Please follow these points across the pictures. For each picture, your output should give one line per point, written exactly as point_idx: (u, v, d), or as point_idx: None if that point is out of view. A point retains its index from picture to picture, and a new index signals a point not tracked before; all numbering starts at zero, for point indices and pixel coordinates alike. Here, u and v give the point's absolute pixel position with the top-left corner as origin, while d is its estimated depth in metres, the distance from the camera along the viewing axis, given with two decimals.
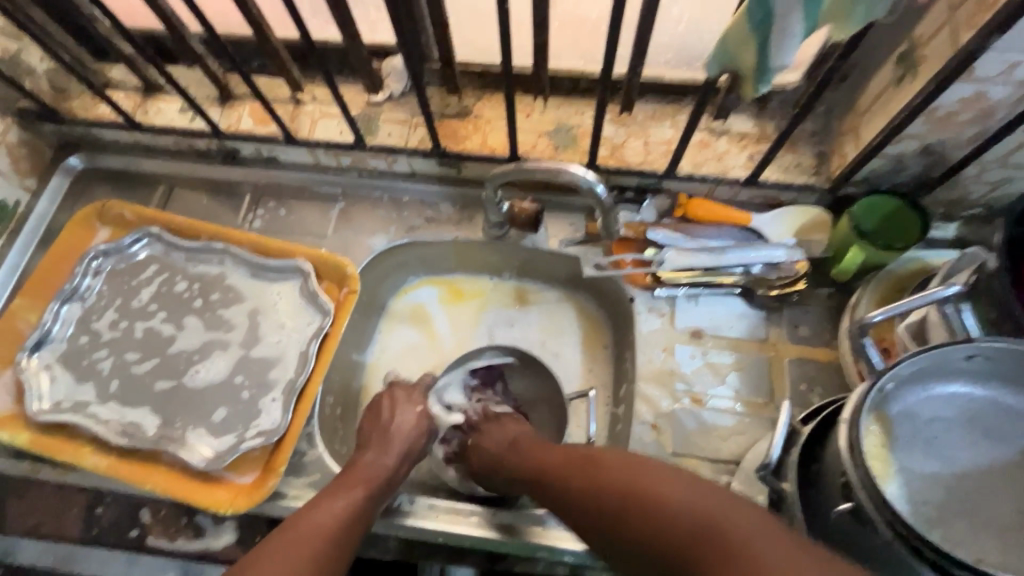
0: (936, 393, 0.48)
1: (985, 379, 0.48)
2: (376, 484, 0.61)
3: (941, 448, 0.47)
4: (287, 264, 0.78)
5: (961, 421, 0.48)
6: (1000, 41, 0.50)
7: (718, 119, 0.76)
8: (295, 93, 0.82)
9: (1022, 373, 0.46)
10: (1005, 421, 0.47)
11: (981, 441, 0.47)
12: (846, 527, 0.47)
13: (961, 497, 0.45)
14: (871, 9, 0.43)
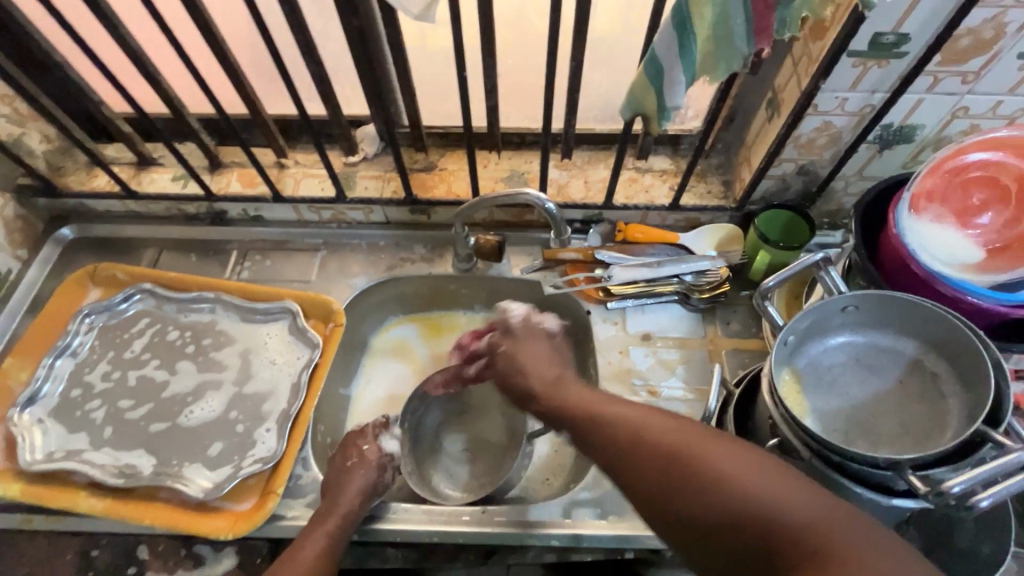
0: (829, 344, 0.60)
1: (867, 327, 0.59)
2: (343, 525, 0.66)
3: (837, 387, 0.58)
4: (275, 305, 0.85)
5: (853, 361, 0.59)
6: (829, 84, 0.68)
7: (641, 159, 0.93)
8: (279, 159, 0.93)
9: (889, 317, 0.58)
10: (887, 358, 0.58)
11: (870, 376, 0.58)
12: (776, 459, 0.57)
13: (861, 422, 0.56)
14: (730, 65, 0.58)
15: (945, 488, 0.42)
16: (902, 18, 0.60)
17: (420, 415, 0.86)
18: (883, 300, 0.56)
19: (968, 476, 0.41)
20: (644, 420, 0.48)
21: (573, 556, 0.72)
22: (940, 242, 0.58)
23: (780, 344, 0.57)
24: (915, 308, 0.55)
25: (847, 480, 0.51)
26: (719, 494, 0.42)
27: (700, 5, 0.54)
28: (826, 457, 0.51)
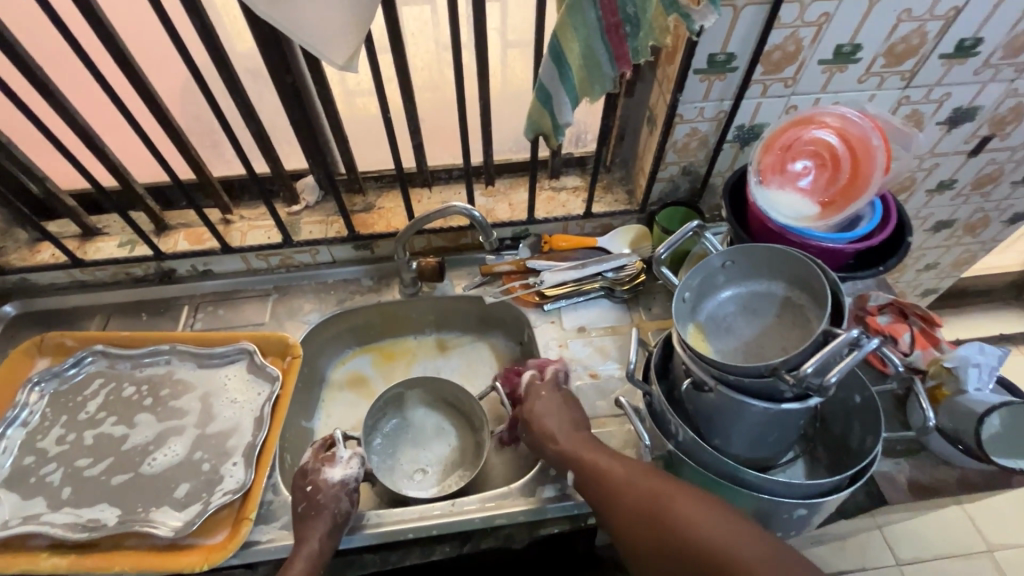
0: (719, 298, 0.72)
1: (746, 278, 0.72)
2: (308, 561, 0.67)
3: (731, 330, 0.70)
4: (232, 347, 0.89)
5: (741, 310, 0.71)
6: (686, 97, 0.84)
7: (555, 179, 1.07)
8: (225, 215, 1.00)
9: (758, 267, 0.71)
10: (767, 299, 0.71)
11: (754, 317, 0.70)
12: (694, 396, 0.68)
13: (754, 355, 0.68)
14: (602, 87, 0.73)
15: (802, 372, 0.55)
16: (726, 41, 0.78)
17: (370, 438, 0.92)
18: (750, 253, 0.69)
19: (815, 359, 0.54)
20: (635, 477, 0.64)
21: (542, 529, 0.78)
22: (781, 201, 0.73)
23: (678, 304, 0.69)
24: (775, 254, 0.68)
25: (752, 397, 0.62)
26: (693, 553, 0.56)
27: (570, 40, 0.69)
28: (731, 385, 0.62)
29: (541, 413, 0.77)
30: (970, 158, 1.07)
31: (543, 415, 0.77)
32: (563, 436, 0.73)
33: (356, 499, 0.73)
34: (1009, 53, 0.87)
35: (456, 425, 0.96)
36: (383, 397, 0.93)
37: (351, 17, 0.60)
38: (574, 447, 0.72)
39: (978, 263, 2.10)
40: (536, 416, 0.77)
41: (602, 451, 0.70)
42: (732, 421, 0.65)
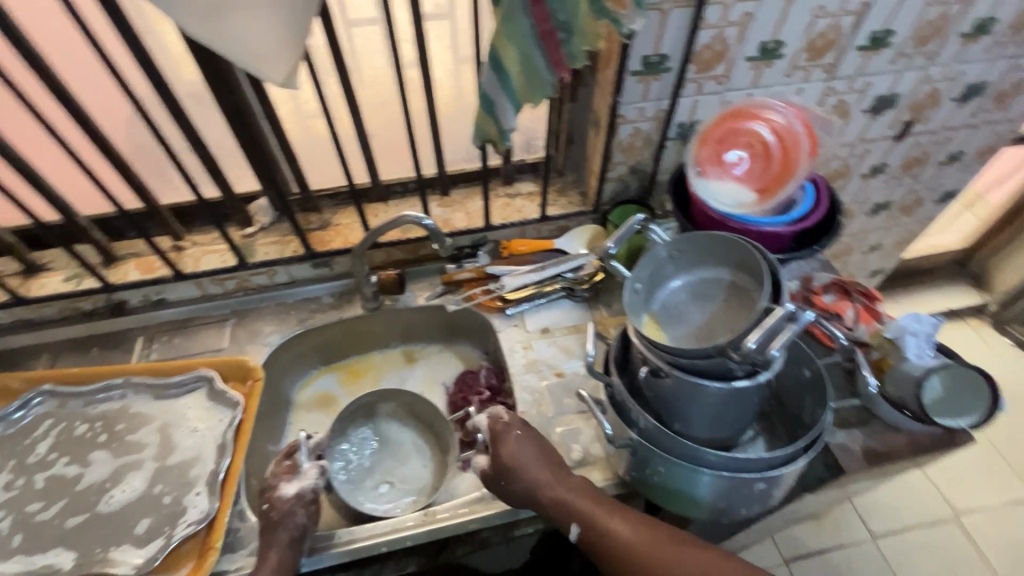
0: (670, 287, 0.75)
1: (693, 266, 0.75)
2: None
3: (684, 316, 0.73)
4: (190, 375, 0.87)
5: (692, 296, 0.74)
6: (625, 98, 0.88)
7: (510, 186, 1.09)
8: (176, 242, 0.98)
9: (703, 255, 0.74)
10: (715, 284, 0.73)
11: (705, 303, 0.73)
12: (652, 382, 0.70)
13: (708, 336, 0.70)
14: (543, 92, 0.76)
15: (744, 347, 0.58)
16: (658, 42, 0.81)
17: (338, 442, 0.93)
18: (694, 241, 0.72)
19: (755, 333, 0.57)
20: (650, 542, 0.66)
21: (515, 532, 0.79)
22: (720, 189, 0.77)
23: (630, 294, 0.71)
24: (717, 240, 0.71)
25: (704, 377, 0.64)
26: None
27: (507, 48, 0.71)
28: (684, 366, 0.64)
29: (520, 450, 0.73)
30: (897, 142, 1.13)
31: (527, 464, 0.72)
32: (557, 487, 0.71)
33: (312, 511, 0.71)
34: (918, 42, 0.93)
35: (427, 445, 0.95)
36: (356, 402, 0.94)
37: (286, 36, 0.60)
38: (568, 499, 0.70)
39: (919, 243, 2.22)
40: (520, 464, 0.72)
41: (599, 504, 0.70)
42: (690, 403, 0.67)
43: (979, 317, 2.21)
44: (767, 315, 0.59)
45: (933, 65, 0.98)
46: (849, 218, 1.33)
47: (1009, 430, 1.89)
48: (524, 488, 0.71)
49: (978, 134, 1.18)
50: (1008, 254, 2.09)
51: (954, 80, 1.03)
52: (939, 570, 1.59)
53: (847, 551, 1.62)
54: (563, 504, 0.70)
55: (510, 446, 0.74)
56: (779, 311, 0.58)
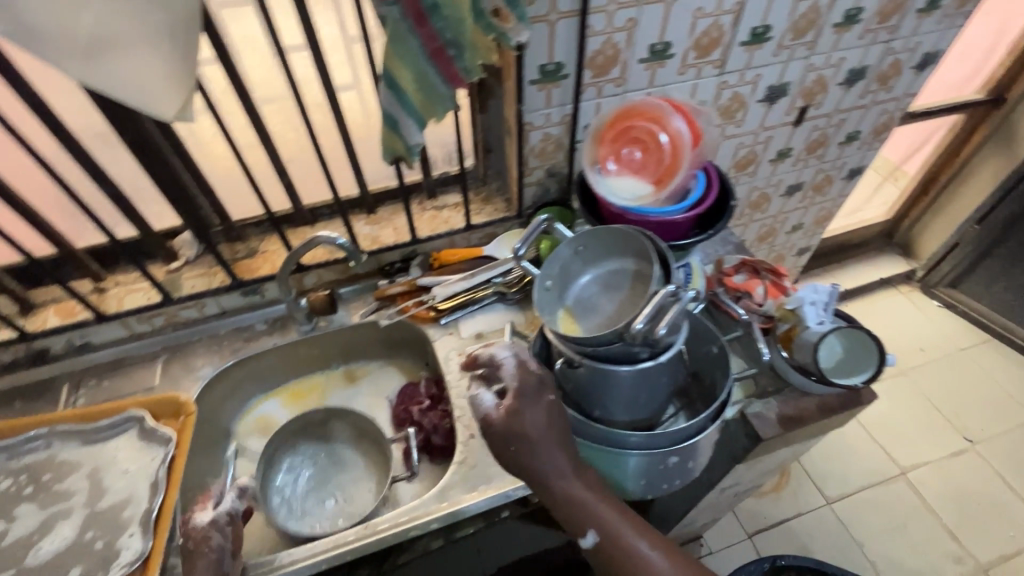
0: (583, 283, 0.79)
1: (599, 260, 0.79)
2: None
3: (594, 307, 0.76)
4: (118, 417, 0.86)
5: (602, 286, 0.78)
6: (529, 106, 0.92)
7: (435, 199, 1.11)
8: (97, 284, 0.97)
9: (609, 249, 0.78)
10: (621, 274, 0.77)
11: (613, 293, 0.77)
12: (569, 373, 0.73)
13: (614, 322, 0.73)
14: (441, 106, 0.79)
15: (635, 328, 0.62)
16: (551, 52, 0.85)
17: (277, 459, 0.96)
18: (594, 236, 0.77)
19: (642, 315, 0.62)
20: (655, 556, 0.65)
21: (457, 532, 0.80)
22: (620, 185, 0.82)
23: (540, 292, 0.76)
24: (616, 233, 0.76)
25: (611, 363, 0.68)
26: None
27: (400, 69, 0.73)
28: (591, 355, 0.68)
29: (544, 431, 0.66)
30: (797, 127, 1.21)
31: (541, 442, 0.66)
32: (569, 477, 0.66)
33: (229, 532, 0.72)
34: (796, 34, 1.01)
35: (368, 461, 0.98)
36: (297, 420, 0.97)
37: (171, 72, 0.61)
38: (576, 492, 0.66)
39: (848, 219, 2.34)
40: (534, 443, 0.65)
41: (611, 505, 0.67)
42: (604, 389, 0.71)
43: (909, 283, 2.35)
44: (654, 297, 0.65)
45: (815, 54, 1.06)
46: (766, 201, 1.41)
47: (944, 386, 2.01)
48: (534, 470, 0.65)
49: (870, 114, 1.27)
50: (927, 222, 2.23)
51: (837, 66, 1.11)
52: (892, 525, 1.68)
53: (805, 519, 1.69)
54: (570, 496, 0.66)
55: (535, 418, 0.66)
56: (661, 293, 0.64)
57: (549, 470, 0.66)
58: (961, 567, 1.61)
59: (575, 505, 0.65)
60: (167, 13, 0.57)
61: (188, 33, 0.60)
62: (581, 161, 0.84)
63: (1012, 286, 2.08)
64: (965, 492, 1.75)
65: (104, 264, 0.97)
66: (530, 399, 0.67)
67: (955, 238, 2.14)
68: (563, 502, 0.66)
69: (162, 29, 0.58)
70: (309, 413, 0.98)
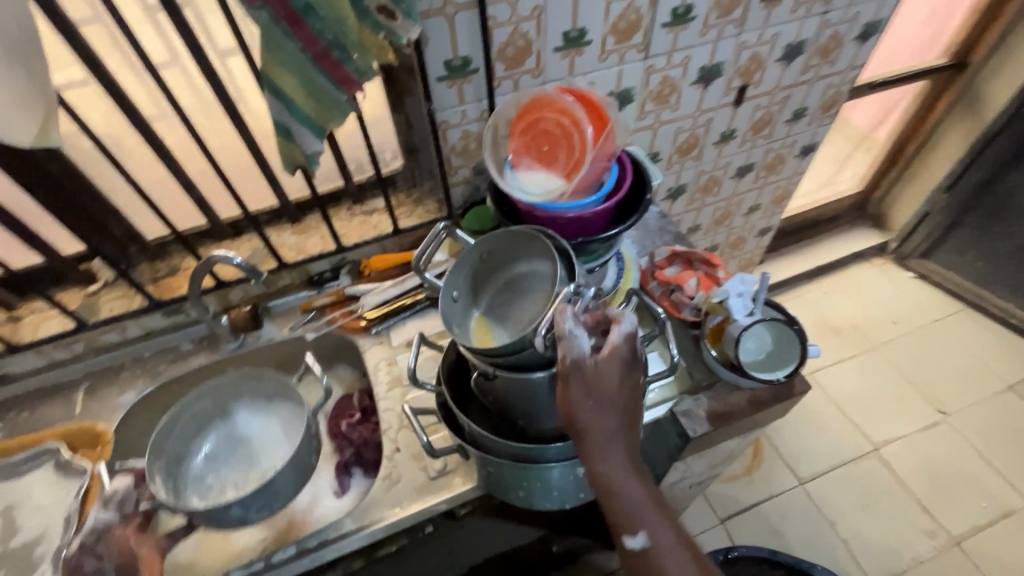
0: (497, 287, 0.75)
1: (508, 263, 0.75)
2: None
3: (507, 312, 0.71)
4: (34, 450, 0.84)
5: (513, 289, 0.73)
6: (440, 105, 0.88)
7: (364, 203, 1.08)
8: (11, 313, 0.94)
9: (519, 249, 0.74)
10: (530, 275, 0.73)
11: (524, 294, 0.71)
12: (487, 385, 0.72)
13: (522, 323, 0.67)
14: (339, 113, 0.75)
15: (536, 342, 0.60)
16: (455, 46, 0.81)
17: (184, 464, 0.90)
18: (497, 239, 0.73)
19: (541, 324, 0.60)
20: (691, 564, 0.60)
21: (379, 551, 0.79)
22: (529, 180, 0.79)
23: (447, 303, 0.71)
24: (520, 233, 0.72)
25: (520, 371, 0.65)
26: None
27: (282, 76, 0.70)
28: (499, 365, 0.65)
29: (614, 400, 0.61)
30: (738, 108, 1.17)
31: (608, 425, 0.61)
32: (626, 473, 0.61)
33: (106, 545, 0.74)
34: (722, 12, 0.96)
35: (280, 418, 0.96)
36: (189, 418, 0.91)
37: (17, 95, 0.55)
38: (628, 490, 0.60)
39: (818, 194, 2.31)
40: (599, 421, 0.61)
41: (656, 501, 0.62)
42: (517, 399, 0.69)
43: (883, 255, 2.32)
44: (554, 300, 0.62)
45: (745, 31, 1.01)
46: (716, 184, 1.37)
47: (918, 359, 1.99)
48: (588, 448, 0.61)
49: (815, 89, 1.23)
50: (899, 193, 2.19)
51: (771, 42, 1.06)
52: (865, 502, 1.67)
53: (777, 501, 1.68)
54: (621, 492, 0.60)
55: (611, 382, 0.61)
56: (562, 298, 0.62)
57: (606, 456, 0.61)
58: (934, 541, 1.60)
59: (622, 502, 0.61)
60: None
61: (31, 50, 0.54)
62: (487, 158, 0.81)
63: (983, 253, 2.05)
64: (938, 465, 1.74)
65: (16, 292, 0.94)
66: (613, 378, 0.61)
67: (926, 208, 2.10)
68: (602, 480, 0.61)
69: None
70: (199, 399, 0.92)
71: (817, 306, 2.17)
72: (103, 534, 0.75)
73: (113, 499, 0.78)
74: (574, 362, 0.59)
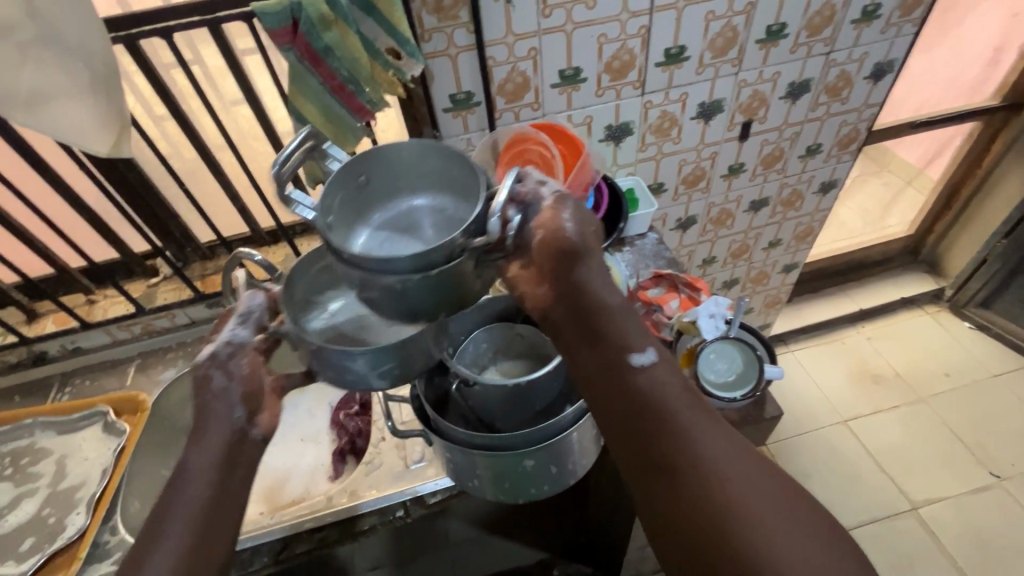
0: (385, 217, 0.59)
1: (387, 189, 0.59)
2: (190, 509, 0.52)
3: (404, 241, 0.57)
4: (88, 411, 0.99)
5: (407, 214, 0.59)
6: (446, 133, 1.00)
7: None
8: (89, 296, 1.13)
9: (413, 170, 0.59)
10: (416, 202, 0.60)
11: (423, 221, 0.58)
12: (466, 390, 0.76)
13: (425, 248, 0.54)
14: (351, 135, 0.88)
15: (491, 223, 0.50)
16: (458, 82, 0.93)
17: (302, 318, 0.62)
18: (385, 155, 0.57)
19: (495, 199, 0.51)
20: (678, 395, 0.52)
21: (354, 528, 0.84)
22: None
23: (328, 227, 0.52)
24: (417, 158, 0.58)
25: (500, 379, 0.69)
26: (693, 496, 0.47)
27: (304, 104, 0.82)
28: (433, 299, 0.52)
29: (586, 232, 0.59)
30: (743, 142, 1.21)
31: (600, 261, 0.59)
32: (606, 299, 0.57)
33: (233, 370, 0.58)
34: (716, 53, 1.02)
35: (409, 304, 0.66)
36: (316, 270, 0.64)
37: (99, 118, 0.69)
38: (618, 310, 0.57)
39: (865, 235, 2.22)
40: (593, 254, 0.59)
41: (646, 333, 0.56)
42: (489, 399, 0.72)
43: (938, 303, 2.18)
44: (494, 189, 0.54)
45: (743, 70, 1.06)
46: (730, 217, 1.39)
47: (969, 416, 1.84)
48: (576, 274, 0.58)
49: (828, 126, 1.24)
50: (954, 237, 2.06)
51: (773, 81, 1.10)
52: (896, 565, 1.54)
53: None
54: (600, 315, 0.57)
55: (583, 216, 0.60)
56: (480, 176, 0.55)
57: (585, 280, 0.58)
58: None
59: (612, 326, 0.56)
60: (87, 64, 0.65)
61: (111, 83, 0.67)
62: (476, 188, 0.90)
63: None
64: (987, 533, 1.58)
65: (94, 280, 1.13)
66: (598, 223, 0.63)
67: (983, 254, 1.97)
68: (578, 304, 0.57)
69: (85, 80, 0.65)
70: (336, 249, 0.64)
71: (859, 352, 2.06)
72: (238, 351, 0.59)
73: (250, 316, 0.60)
74: (559, 195, 0.60)
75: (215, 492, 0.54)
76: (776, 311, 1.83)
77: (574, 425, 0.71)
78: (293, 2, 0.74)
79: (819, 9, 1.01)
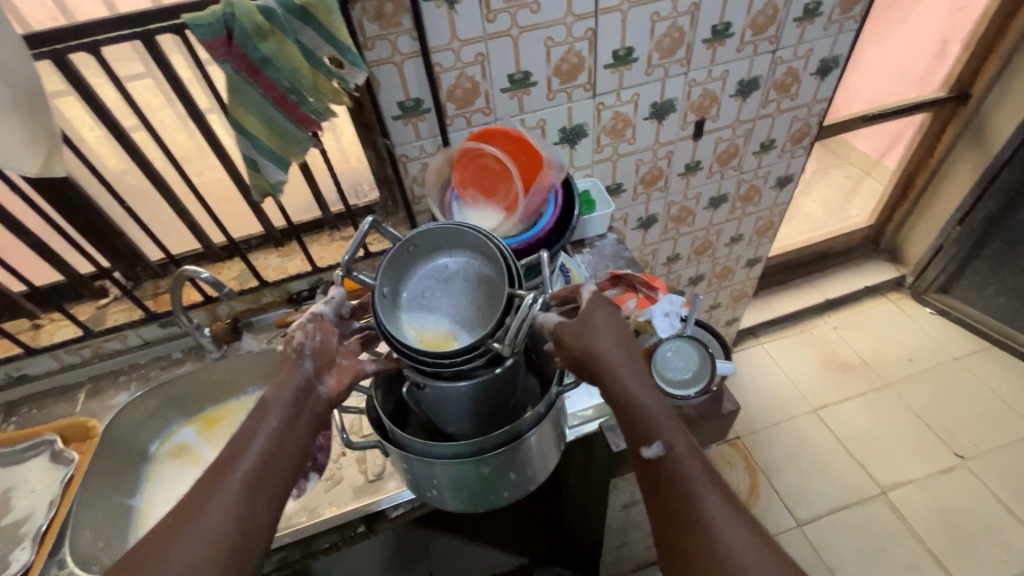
0: (429, 276, 0.67)
1: (430, 251, 0.67)
2: (263, 441, 0.57)
3: (442, 306, 0.65)
4: (35, 441, 0.95)
5: (447, 276, 0.67)
6: (399, 141, 0.99)
7: (343, 230, 1.19)
8: (35, 321, 1.09)
9: (450, 238, 0.67)
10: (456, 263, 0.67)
11: (458, 284, 0.66)
12: (419, 400, 0.74)
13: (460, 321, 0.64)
14: (298, 146, 0.86)
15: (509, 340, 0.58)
16: (406, 90, 0.92)
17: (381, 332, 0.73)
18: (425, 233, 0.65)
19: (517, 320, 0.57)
20: (701, 490, 0.55)
21: (315, 546, 0.83)
22: (474, 216, 0.88)
23: (379, 301, 0.62)
24: (453, 231, 0.66)
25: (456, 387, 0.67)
26: None
27: (246, 116, 0.80)
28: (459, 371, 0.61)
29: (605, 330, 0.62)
30: (698, 140, 1.22)
31: (622, 355, 0.62)
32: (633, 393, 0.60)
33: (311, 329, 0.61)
34: (664, 53, 1.03)
35: None
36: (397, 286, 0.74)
37: (25, 137, 0.66)
38: (643, 404, 0.59)
39: (828, 227, 2.26)
40: (614, 351, 0.61)
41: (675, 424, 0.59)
42: (443, 408, 0.71)
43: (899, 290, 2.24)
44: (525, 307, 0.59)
45: (692, 69, 1.07)
46: (690, 214, 1.41)
47: (932, 399, 1.89)
48: (601, 373, 0.61)
49: (779, 122, 1.27)
50: (912, 225, 2.12)
51: (721, 79, 1.12)
52: (868, 548, 1.57)
53: None
54: (627, 410, 0.60)
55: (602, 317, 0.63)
56: (502, 263, 0.63)
57: (610, 376, 0.61)
58: None
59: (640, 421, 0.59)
60: (7, 83, 0.62)
61: (35, 101, 0.65)
62: (433, 198, 0.91)
63: (1005, 288, 1.94)
64: (953, 511, 1.63)
65: (40, 304, 1.09)
66: (613, 314, 0.65)
67: (939, 241, 2.03)
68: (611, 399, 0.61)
69: (6, 99, 0.63)
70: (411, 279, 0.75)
71: (825, 341, 2.10)
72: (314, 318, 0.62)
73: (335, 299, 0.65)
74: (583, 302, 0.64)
75: (285, 431, 0.58)
76: (742, 306, 1.86)
77: (535, 428, 0.70)
78: (226, 12, 0.73)
79: (761, 8, 1.03)
